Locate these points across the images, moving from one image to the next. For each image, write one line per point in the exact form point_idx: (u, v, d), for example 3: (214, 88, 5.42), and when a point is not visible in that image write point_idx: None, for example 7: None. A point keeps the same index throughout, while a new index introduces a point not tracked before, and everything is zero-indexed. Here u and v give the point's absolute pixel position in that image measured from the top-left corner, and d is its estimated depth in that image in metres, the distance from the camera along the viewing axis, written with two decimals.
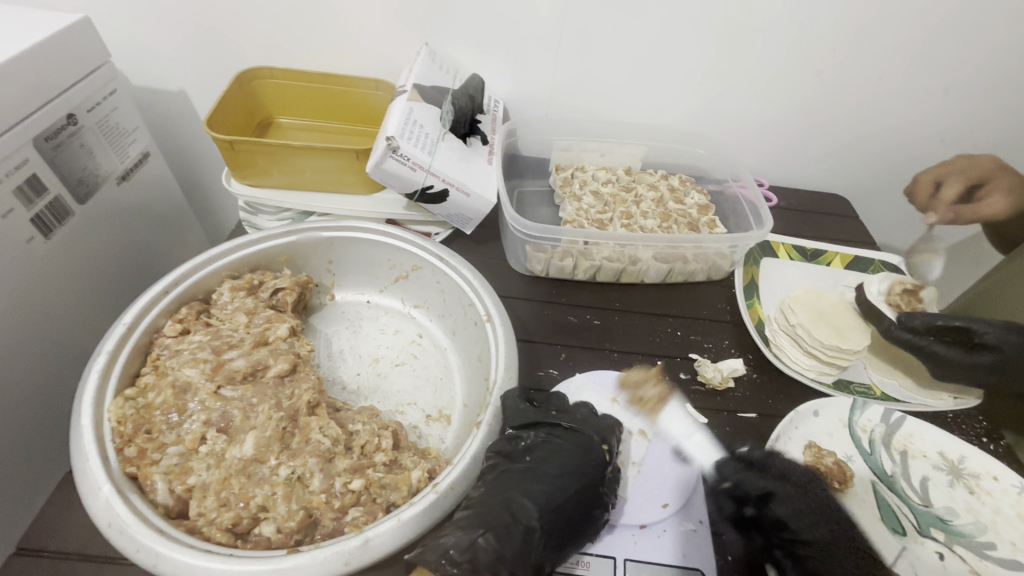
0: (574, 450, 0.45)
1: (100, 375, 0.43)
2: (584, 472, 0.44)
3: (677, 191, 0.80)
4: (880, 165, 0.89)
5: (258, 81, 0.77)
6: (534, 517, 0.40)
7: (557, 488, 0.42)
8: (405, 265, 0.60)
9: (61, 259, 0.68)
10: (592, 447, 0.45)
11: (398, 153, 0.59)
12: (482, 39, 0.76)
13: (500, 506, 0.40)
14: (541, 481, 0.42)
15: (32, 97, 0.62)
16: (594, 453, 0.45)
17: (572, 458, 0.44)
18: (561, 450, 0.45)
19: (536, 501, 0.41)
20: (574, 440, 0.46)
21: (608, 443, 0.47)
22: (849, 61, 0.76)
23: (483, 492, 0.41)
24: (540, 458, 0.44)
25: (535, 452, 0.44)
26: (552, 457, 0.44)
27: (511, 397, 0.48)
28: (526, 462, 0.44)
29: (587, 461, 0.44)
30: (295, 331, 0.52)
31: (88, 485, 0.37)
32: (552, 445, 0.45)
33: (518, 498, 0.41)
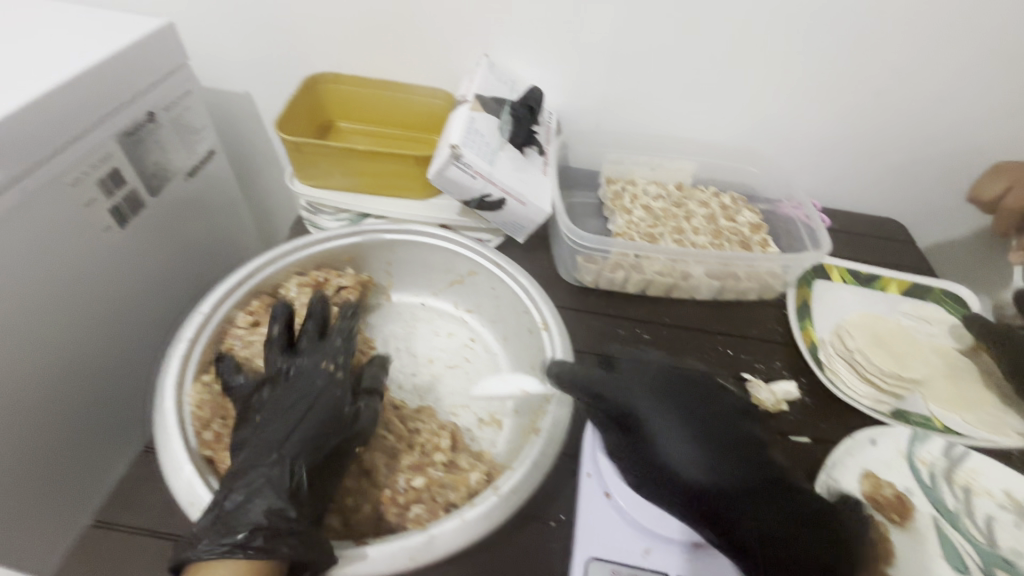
0: (316, 379, 0.45)
1: (181, 361, 0.45)
2: (287, 401, 0.43)
3: (729, 209, 0.80)
4: (940, 191, 0.87)
5: (323, 86, 0.80)
6: (283, 453, 0.39)
7: (283, 416, 0.42)
8: (461, 269, 0.61)
9: (131, 248, 0.72)
10: (310, 376, 0.45)
11: (461, 161, 0.60)
12: (540, 53, 0.78)
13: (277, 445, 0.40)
14: (276, 415, 0.42)
15: (118, 96, 0.66)
16: (310, 378, 0.45)
17: (301, 386, 0.44)
18: (291, 392, 0.44)
19: (274, 438, 0.40)
20: (300, 381, 0.45)
21: (336, 367, 0.46)
22: (910, 84, 0.75)
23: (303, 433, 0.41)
24: (274, 403, 0.44)
25: (266, 405, 0.44)
26: (292, 392, 0.44)
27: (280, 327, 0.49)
28: (259, 418, 0.43)
29: (316, 390, 0.44)
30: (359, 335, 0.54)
31: (170, 464, 0.39)
32: (283, 391, 0.44)
33: (280, 436, 0.40)
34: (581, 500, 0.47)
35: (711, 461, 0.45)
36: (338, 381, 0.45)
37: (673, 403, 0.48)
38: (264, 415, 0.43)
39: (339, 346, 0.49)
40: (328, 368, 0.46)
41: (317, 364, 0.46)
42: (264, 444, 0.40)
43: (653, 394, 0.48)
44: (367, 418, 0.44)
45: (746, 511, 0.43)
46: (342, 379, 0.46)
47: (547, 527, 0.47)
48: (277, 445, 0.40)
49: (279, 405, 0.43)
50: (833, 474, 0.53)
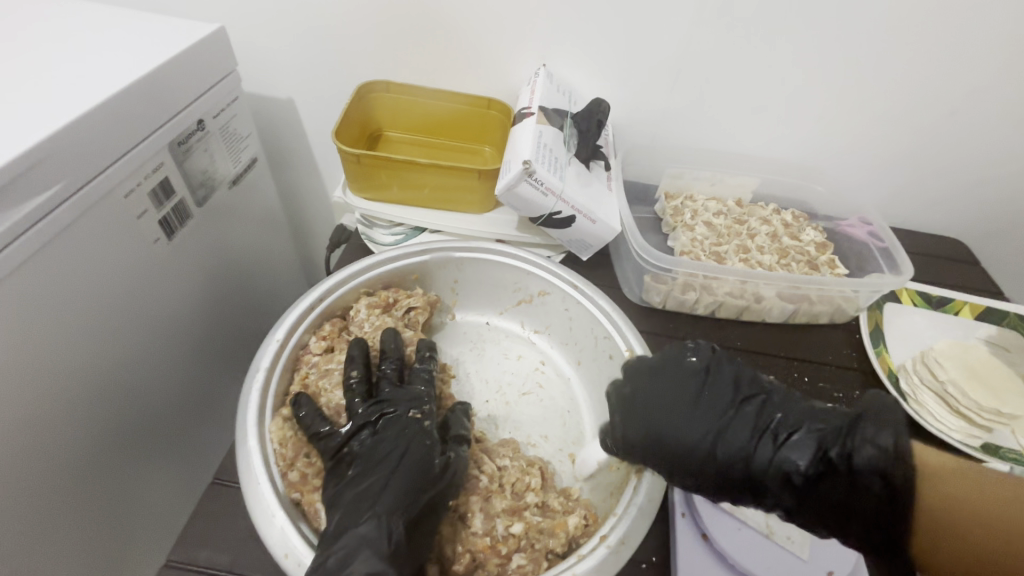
0: (404, 429, 0.41)
1: (260, 393, 0.42)
2: (376, 450, 0.40)
3: (792, 226, 0.77)
4: (1005, 210, 0.84)
5: (373, 95, 0.78)
6: (379, 511, 0.36)
7: (374, 467, 0.39)
8: (532, 289, 0.59)
9: (179, 261, 0.70)
10: (400, 426, 0.42)
11: (533, 178, 0.58)
12: (600, 64, 0.75)
13: (368, 502, 0.37)
14: (369, 467, 0.39)
15: (171, 104, 0.63)
16: (402, 427, 0.42)
17: (393, 435, 0.41)
18: (379, 442, 0.41)
19: (370, 493, 0.37)
20: (393, 427, 0.42)
21: (420, 413, 0.43)
22: (985, 101, 0.72)
23: (393, 490, 0.37)
24: (364, 455, 0.40)
25: (357, 457, 0.40)
26: (383, 441, 0.41)
27: (353, 357, 0.46)
28: (350, 471, 0.39)
29: (409, 443, 0.40)
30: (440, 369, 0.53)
31: (261, 510, 0.36)
32: (371, 441, 0.41)
33: (372, 490, 0.37)
34: (676, 542, 0.44)
35: (782, 447, 0.40)
36: (426, 430, 0.42)
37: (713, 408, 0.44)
38: (357, 468, 0.39)
39: (423, 391, 0.46)
40: (414, 416, 0.43)
41: (404, 411, 0.43)
42: (356, 499, 0.37)
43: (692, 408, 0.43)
44: (455, 468, 0.41)
45: (882, 474, 0.37)
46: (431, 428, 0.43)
47: (641, 570, 0.43)
48: (371, 500, 0.37)
49: (373, 456, 0.39)
50: None
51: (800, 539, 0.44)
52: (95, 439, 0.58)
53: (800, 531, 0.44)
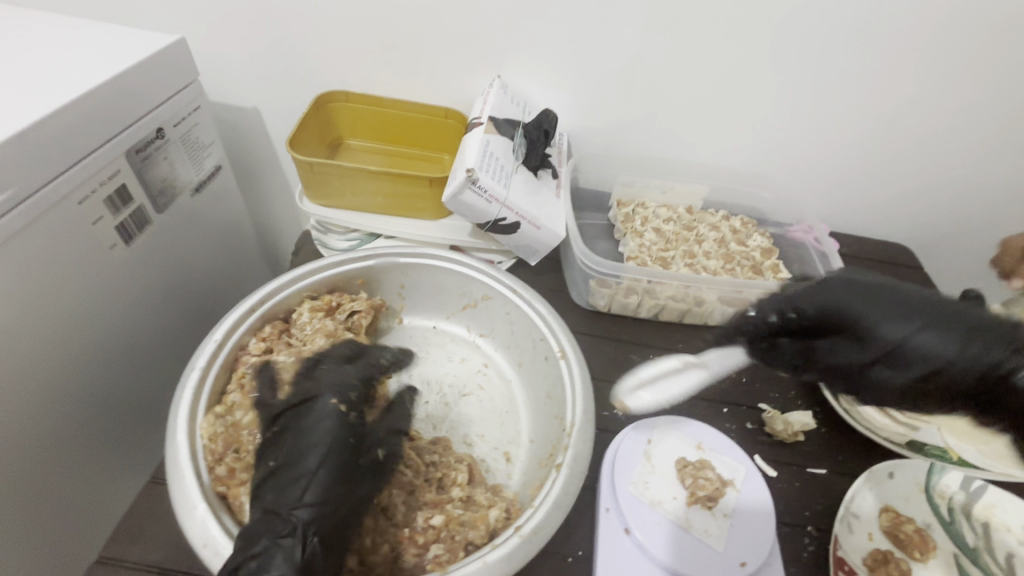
0: (325, 422, 0.40)
1: (194, 391, 0.44)
2: (298, 444, 0.39)
3: (739, 233, 0.80)
4: (945, 217, 0.88)
5: (333, 104, 0.80)
6: (300, 510, 0.36)
7: (295, 463, 0.38)
8: (475, 294, 0.60)
9: (137, 266, 0.71)
10: (325, 420, 0.41)
11: (477, 185, 0.60)
12: (552, 76, 0.78)
13: (288, 500, 0.36)
14: (290, 464, 0.38)
15: (128, 113, 0.65)
16: (325, 420, 0.41)
17: (314, 430, 0.40)
18: (301, 436, 0.40)
19: (292, 493, 0.37)
20: (315, 420, 0.41)
21: (347, 406, 0.43)
22: (919, 113, 0.76)
23: (314, 488, 0.37)
24: (286, 448, 0.39)
25: (279, 450, 0.40)
26: (304, 434, 0.40)
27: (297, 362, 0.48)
28: (273, 464, 0.39)
29: (334, 439, 0.40)
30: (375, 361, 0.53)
31: (183, 502, 0.37)
32: (294, 434, 0.40)
33: (292, 489, 0.37)
34: (598, 538, 0.46)
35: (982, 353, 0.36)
36: (351, 425, 0.41)
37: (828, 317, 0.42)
38: (281, 462, 0.39)
39: (353, 384, 0.45)
40: (337, 407, 0.42)
41: (328, 402, 0.42)
42: (278, 497, 0.36)
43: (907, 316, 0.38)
44: (383, 466, 0.42)
45: None
46: (354, 422, 0.42)
47: (566, 564, 0.45)
48: (292, 497, 0.36)
49: (295, 449, 0.39)
50: (852, 508, 0.52)
51: (716, 532, 0.46)
52: (37, 440, 0.59)
53: (717, 524, 0.46)
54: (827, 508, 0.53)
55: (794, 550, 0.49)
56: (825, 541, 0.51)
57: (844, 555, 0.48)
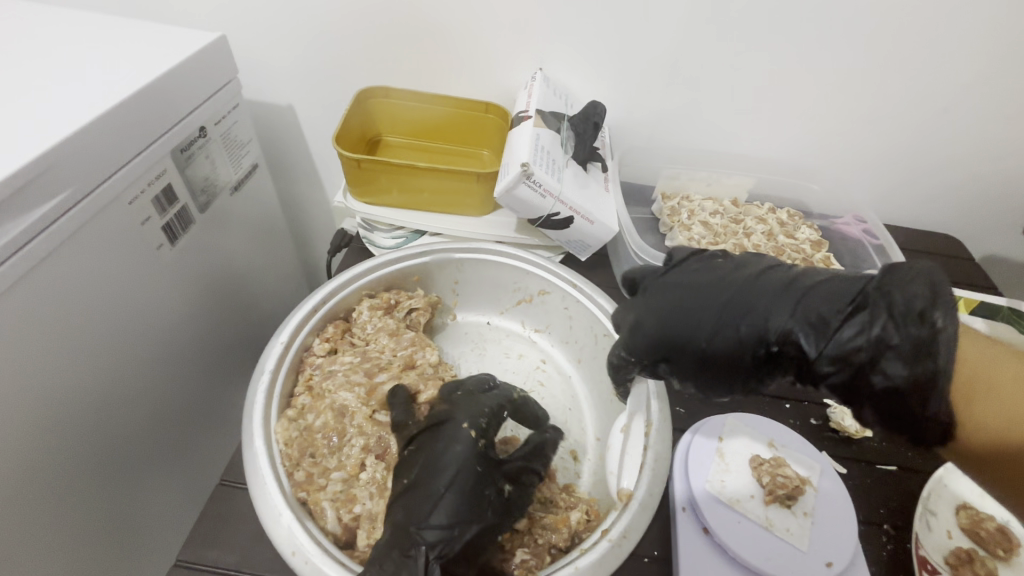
0: (457, 446, 0.39)
1: (265, 396, 0.43)
2: (433, 466, 0.39)
3: (787, 225, 0.78)
4: (998, 206, 0.85)
5: (372, 101, 0.79)
6: (430, 535, 0.36)
7: (428, 487, 0.37)
8: (531, 289, 0.59)
9: (182, 266, 0.70)
10: (457, 447, 0.39)
11: (532, 179, 0.59)
12: (595, 68, 0.77)
13: (413, 526, 0.36)
14: (420, 484, 0.38)
15: (172, 112, 0.64)
16: (460, 446, 0.39)
17: (446, 453, 0.39)
18: (435, 457, 0.39)
19: (421, 517, 0.36)
20: (450, 443, 0.40)
21: (479, 435, 0.41)
22: (975, 101, 0.74)
23: (443, 513, 0.36)
24: (420, 466, 0.39)
25: (414, 467, 0.39)
26: (437, 456, 0.39)
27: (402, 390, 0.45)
28: (408, 480, 0.38)
29: (462, 467, 0.38)
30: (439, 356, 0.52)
31: (268, 508, 0.37)
32: (430, 451, 0.39)
33: (421, 512, 0.36)
34: (676, 538, 0.45)
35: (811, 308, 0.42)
36: (481, 452, 0.40)
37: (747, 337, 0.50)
38: (414, 481, 0.38)
39: (491, 411, 0.43)
40: (470, 431, 0.41)
41: (461, 425, 0.41)
42: (408, 516, 0.36)
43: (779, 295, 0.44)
44: (512, 498, 0.40)
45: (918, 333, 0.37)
46: (486, 449, 0.40)
47: (643, 565, 0.44)
48: (421, 520, 0.36)
49: (430, 472, 0.38)
50: (928, 506, 0.51)
51: (798, 531, 0.44)
52: (98, 446, 0.58)
53: (799, 523, 0.45)
54: (903, 506, 0.52)
55: (873, 548, 0.48)
56: (904, 540, 0.49)
57: (925, 555, 0.47)
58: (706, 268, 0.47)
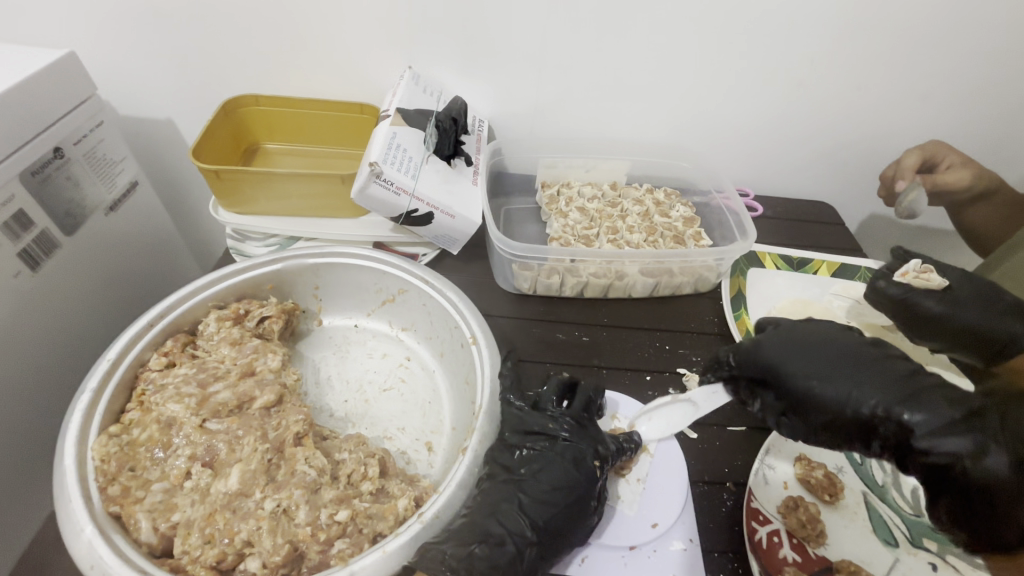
0: (566, 464, 0.45)
1: (83, 415, 0.43)
2: (574, 488, 0.44)
3: (663, 204, 0.81)
4: (863, 171, 0.90)
5: (244, 109, 0.78)
6: (523, 528, 0.41)
7: (551, 498, 0.43)
8: (391, 288, 0.61)
9: (47, 294, 0.66)
10: (585, 458, 0.46)
11: (381, 178, 0.59)
12: (464, 64, 0.78)
13: (490, 517, 0.41)
14: (507, 497, 0.43)
15: (19, 132, 0.60)
16: (584, 468, 0.45)
17: (560, 471, 0.44)
18: (554, 464, 0.45)
19: (526, 517, 0.42)
20: (569, 451, 0.46)
21: (600, 459, 0.46)
22: (828, 73, 0.77)
23: (529, 505, 0.42)
24: (530, 466, 0.45)
25: (532, 464, 0.45)
26: (546, 470, 0.45)
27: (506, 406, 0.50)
28: (519, 473, 0.44)
29: (579, 472, 0.45)
30: (284, 360, 0.52)
31: (70, 526, 0.37)
32: (547, 456, 0.45)
33: (511, 511, 0.42)
34: None
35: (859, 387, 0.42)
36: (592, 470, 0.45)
37: (748, 374, 0.49)
38: (517, 476, 0.44)
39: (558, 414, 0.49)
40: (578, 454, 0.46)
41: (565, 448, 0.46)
42: (527, 509, 0.42)
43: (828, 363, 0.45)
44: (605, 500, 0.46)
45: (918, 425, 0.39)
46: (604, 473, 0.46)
47: None
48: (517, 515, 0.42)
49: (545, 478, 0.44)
50: (767, 461, 0.53)
51: (631, 497, 0.51)
52: None
53: (630, 491, 0.51)
54: (747, 463, 0.54)
55: (712, 507, 0.51)
56: (744, 494, 0.52)
57: (758, 506, 0.49)
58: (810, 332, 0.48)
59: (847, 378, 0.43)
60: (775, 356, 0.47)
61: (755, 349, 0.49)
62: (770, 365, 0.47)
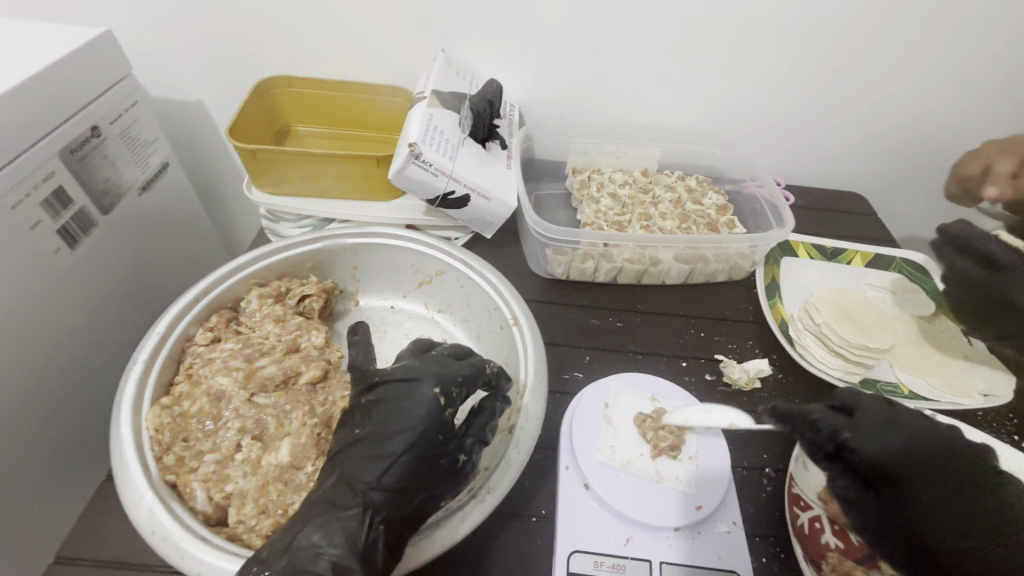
0: (402, 407, 0.41)
1: (137, 386, 0.43)
2: (416, 433, 0.40)
3: (695, 192, 0.81)
4: (898, 161, 0.89)
5: (276, 90, 0.78)
6: (361, 498, 0.37)
7: (385, 453, 0.39)
8: (429, 270, 0.61)
9: (86, 271, 0.67)
10: (423, 395, 0.42)
11: (420, 159, 0.59)
12: (497, 47, 0.77)
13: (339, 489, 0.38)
14: (360, 459, 0.39)
15: (58, 110, 0.61)
16: (428, 410, 0.41)
17: (405, 417, 0.41)
18: (408, 427, 0.40)
19: (364, 480, 0.38)
20: (429, 411, 0.41)
21: (443, 390, 0.43)
22: (866, 59, 0.76)
23: (372, 468, 0.39)
24: (372, 423, 0.41)
25: (389, 425, 0.41)
26: (388, 416, 0.41)
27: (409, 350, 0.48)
28: (359, 434, 0.41)
29: (423, 414, 0.41)
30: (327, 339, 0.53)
31: (130, 493, 0.37)
32: (409, 415, 0.41)
33: (352, 477, 0.38)
34: (560, 494, 0.48)
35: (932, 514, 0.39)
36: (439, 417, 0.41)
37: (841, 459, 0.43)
38: (357, 436, 0.41)
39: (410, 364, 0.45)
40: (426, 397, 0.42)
41: (410, 396, 0.42)
42: (350, 476, 0.38)
43: (923, 483, 0.40)
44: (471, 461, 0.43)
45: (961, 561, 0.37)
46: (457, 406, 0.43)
47: (529, 523, 0.47)
48: (351, 482, 0.38)
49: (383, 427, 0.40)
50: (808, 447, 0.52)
51: (686, 477, 0.49)
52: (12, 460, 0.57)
53: (685, 471, 0.50)
54: (786, 449, 0.54)
55: (752, 491, 0.51)
56: (783, 480, 0.52)
57: (798, 492, 0.49)
58: (891, 433, 0.42)
59: (922, 473, 0.41)
60: (879, 452, 0.41)
61: (859, 444, 0.42)
62: (877, 462, 0.41)
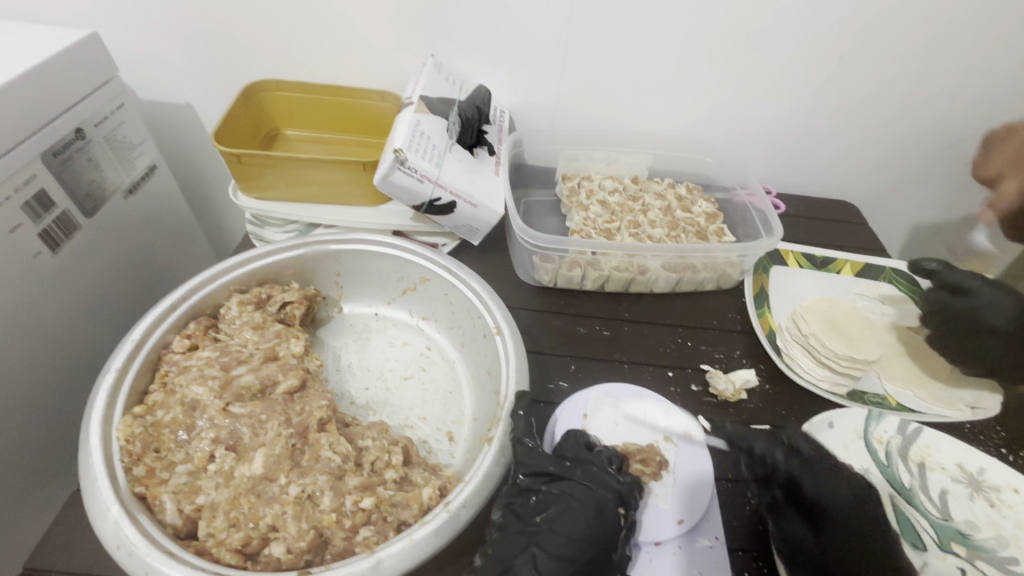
0: (588, 512, 0.43)
1: (109, 394, 0.42)
2: (596, 538, 0.42)
3: (684, 200, 0.81)
4: (888, 170, 0.89)
5: (265, 93, 0.77)
6: None
7: (568, 554, 0.41)
8: (413, 277, 0.60)
9: (67, 275, 0.66)
10: (609, 513, 0.43)
11: (405, 165, 0.59)
12: (488, 52, 0.76)
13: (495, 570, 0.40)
14: (548, 549, 0.41)
15: (41, 112, 0.60)
16: (608, 520, 0.43)
17: (584, 522, 0.42)
18: (576, 513, 0.43)
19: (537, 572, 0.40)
20: (588, 497, 0.44)
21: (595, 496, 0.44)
22: (857, 69, 0.76)
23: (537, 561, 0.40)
24: (552, 517, 0.42)
25: (547, 511, 0.43)
26: (563, 514, 0.43)
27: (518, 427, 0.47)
28: (537, 523, 0.42)
29: (598, 524, 0.42)
30: (307, 347, 0.53)
31: (96, 506, 0.36)
32: (565, 502, 0.43)
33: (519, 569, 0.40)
34: None
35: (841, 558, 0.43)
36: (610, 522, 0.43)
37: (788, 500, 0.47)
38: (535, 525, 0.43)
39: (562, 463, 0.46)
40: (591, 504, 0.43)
41: (569, 492, 0.44)
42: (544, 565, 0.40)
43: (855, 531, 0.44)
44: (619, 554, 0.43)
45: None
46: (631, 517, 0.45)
47: None
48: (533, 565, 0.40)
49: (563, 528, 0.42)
50: None
51: (667, 493, 0.50)
52: None
53: (663, 486, 0.50)
54: None
55: (734, 505, 0.50)
56: None
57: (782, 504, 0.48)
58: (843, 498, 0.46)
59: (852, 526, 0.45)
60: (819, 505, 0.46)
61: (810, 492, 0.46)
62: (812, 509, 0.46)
